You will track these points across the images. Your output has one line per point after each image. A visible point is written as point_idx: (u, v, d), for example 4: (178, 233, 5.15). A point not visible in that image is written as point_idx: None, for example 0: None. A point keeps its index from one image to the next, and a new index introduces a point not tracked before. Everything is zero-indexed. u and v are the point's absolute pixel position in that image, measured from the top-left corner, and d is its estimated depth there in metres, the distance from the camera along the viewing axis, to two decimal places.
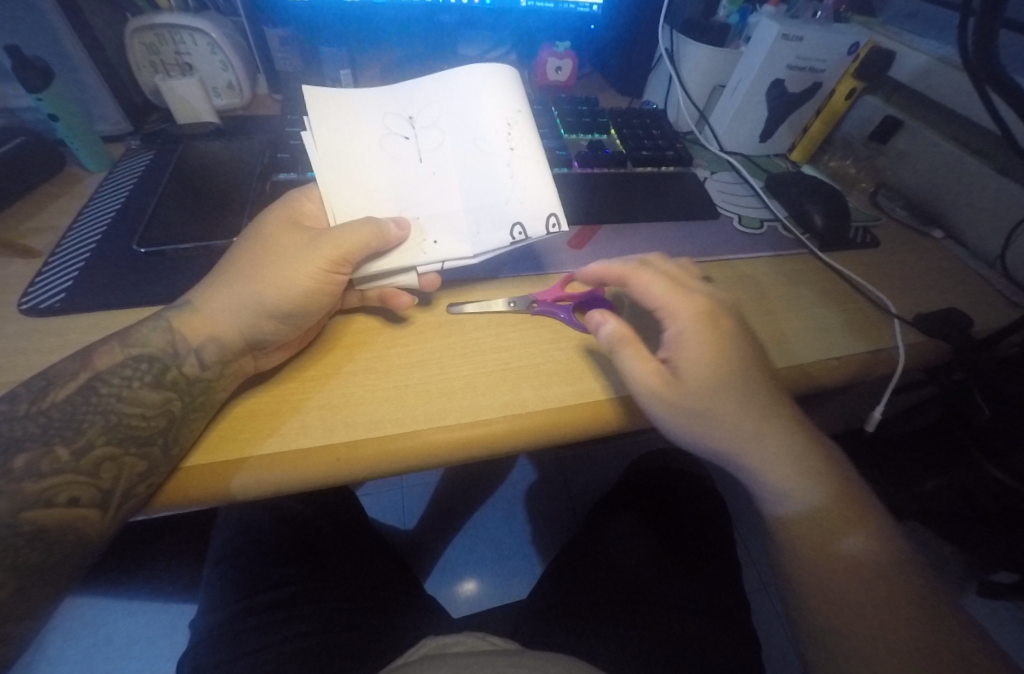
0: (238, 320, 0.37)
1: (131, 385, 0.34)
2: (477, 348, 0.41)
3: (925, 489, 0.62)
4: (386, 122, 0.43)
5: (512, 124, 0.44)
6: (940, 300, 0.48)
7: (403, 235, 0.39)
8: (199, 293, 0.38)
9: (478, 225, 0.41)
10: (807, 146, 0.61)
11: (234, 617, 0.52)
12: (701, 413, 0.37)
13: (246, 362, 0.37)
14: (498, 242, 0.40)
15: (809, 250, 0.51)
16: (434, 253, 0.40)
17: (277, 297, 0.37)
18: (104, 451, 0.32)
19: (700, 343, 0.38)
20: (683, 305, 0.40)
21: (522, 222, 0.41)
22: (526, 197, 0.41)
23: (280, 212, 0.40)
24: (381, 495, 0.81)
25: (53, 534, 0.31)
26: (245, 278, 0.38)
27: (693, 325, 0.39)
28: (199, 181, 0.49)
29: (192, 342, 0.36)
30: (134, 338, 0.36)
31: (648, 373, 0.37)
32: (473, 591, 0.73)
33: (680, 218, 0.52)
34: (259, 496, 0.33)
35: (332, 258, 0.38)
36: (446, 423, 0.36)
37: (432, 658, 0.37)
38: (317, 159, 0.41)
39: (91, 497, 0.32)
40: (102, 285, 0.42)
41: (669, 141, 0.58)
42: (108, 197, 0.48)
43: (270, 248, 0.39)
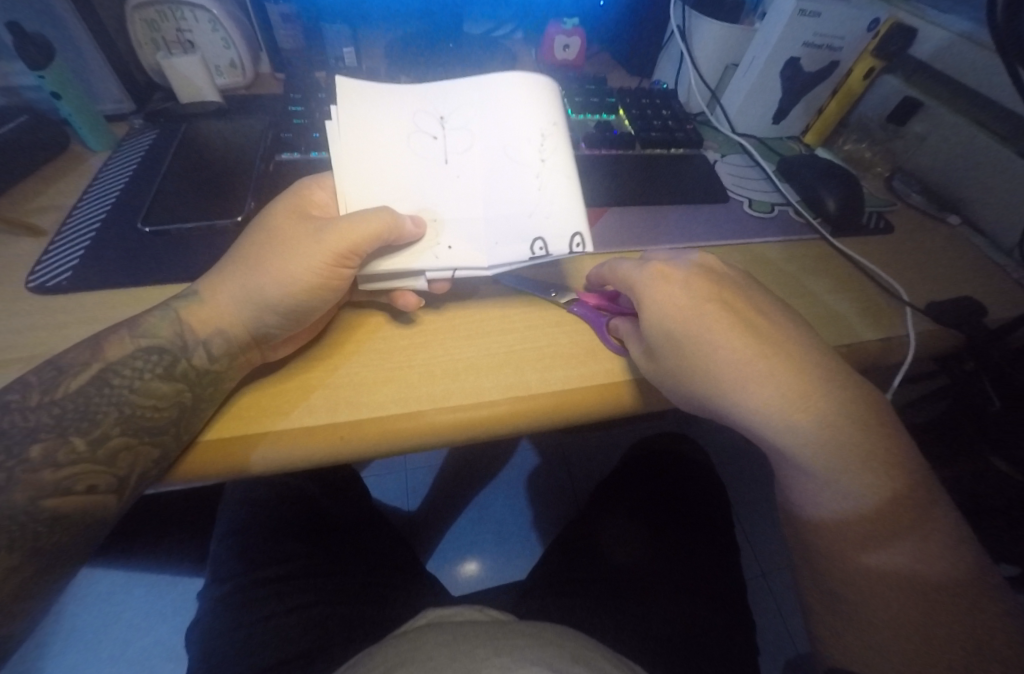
0: (243, 313, 0.36)
1: (143, 375, 0.35)
2: (480, 330, 0.41)
3: None
4: (417, 119, 0.41)
5: (546, 135, 0.41)
6: (954, 287, 0.47)
7: (419, 236, 0.38)
8: (206, 284, 0.38)
9: (497, 236, 0.38)
10: (821, 128, 0.59)
11: (241, 588, 0.53)
12: (681, 371, 0.36)
13: (254, 354, 0.37)
14: (516, 256, 0.38)
15: (821, 235, 0.50)
16: (446, 258, 0.38)
17: (285, 292, 0.36)
18: (120, 440, 0.33)
19: (670, 305, 0.37)
20: (638, 276, 0.39)
21: (544, 238, 0.38)
22: (553, 211, 0.39)
23: (287, 202, 0.39)
24: (385, 476, 0.82)
25: (71, 518, 0.32)
26: (252, 270, 0.37)
27: (648, 287, 0.38)
28: (204, 161, 0.49)
29: (200, 334, 0.36)
30: (143, 329, 0.36)
31: (637, 354, 0.38)
32: (475, 572, 0.74)
33: (689, 201, 0.52)
34: (277, 470, 0.34)
35: (342, 251, 0.36)
36: (449, 404, 0.36)
37: (431, 627, 0.39)
38: (339, 148, 0.39)
39: (108, 484, 0.33)
40: (108, 263, 0.42)
41: (679, 122, 0.57)
42: (113, 176, 0.48)
43: (277, 239, 0.37)
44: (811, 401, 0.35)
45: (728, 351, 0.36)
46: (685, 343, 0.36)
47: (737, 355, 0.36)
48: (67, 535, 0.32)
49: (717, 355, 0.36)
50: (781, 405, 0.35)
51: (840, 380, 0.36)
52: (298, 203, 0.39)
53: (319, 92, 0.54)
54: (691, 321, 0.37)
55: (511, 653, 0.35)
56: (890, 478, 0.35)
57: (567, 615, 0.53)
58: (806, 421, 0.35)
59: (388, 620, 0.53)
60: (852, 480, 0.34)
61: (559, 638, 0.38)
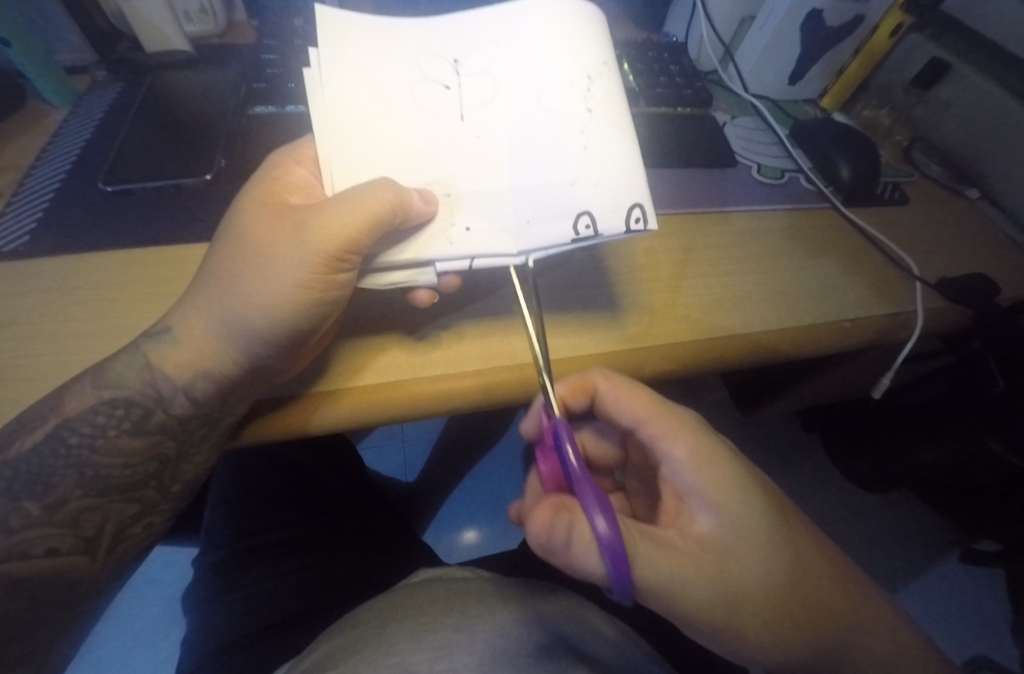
0: (225, 339, 0.33)
1: (106, 433, 0.32)
2: (481, 310, 0.39)
3: (921, 459, 0.64)
4: (426, 65, 0.37)
5: (594, 79, 0.36)
6: (969, 265, 0.46)
7: (429, 213, 0.33)
8: (178, 317, 0.34)
9: (530, 213, 0.34)
10: (840, 91, 0.56)
11: (235, 554, 0.54)
12: (720, 584, 0.31)
13: (257, 383, 0.34)
14: (557, 237, 0.33)
15: (832, 204, 0.48)
16: (463, 244, 0.33)
17: (281, 297, 0.32)
18: (83, 503, 0.32)
19: (713, 490, 0.32)
20: (675, 423, 0.34)
21: (591, 212, 0.33)
22: (601, 178, 0.34)
23: (263, 188, 0.35)
24: (382, 445, 0.84)
25: (47, 576, 0.32)
26: (235, 276, 0.33)
27: (693, 446, 0.34)
28: (173, 129, 0.44)
29: (177, 380, 0.33)
30: (107, 378, 0.32)
31: (677, 553, 0.31)
32: (473, 541, 0.76)
33: (698, 165, 0.49)
34: (334, 427, 0.34)
35: (336, 242, 0.31)
36: (430, 372, 0.36)
37: (425, 583, 0.39)
38: (319, 107, 0.35)
39: (72, 545, 0.33)
40: (71, 223, 0.40)
41: (688, 79, 0.53)
42: (79, 126, 0.45)
43: (259, 242, 0.33)
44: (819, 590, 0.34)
45: (768, 549, 0.32)
46: (726, 553, 0.32)
47: (775, 563, 0.32)
48: (60, 593, 0.33)
49: (761, 560, 0.32)
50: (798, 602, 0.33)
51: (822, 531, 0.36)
52: (281, 191, 0.35)
53: (297, 42, 0.50)
54: (740, 516, 0.32)
55: (505, 609, 0.37)
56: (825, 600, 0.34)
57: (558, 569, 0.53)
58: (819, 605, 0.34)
59: (378, 581, 0.53)
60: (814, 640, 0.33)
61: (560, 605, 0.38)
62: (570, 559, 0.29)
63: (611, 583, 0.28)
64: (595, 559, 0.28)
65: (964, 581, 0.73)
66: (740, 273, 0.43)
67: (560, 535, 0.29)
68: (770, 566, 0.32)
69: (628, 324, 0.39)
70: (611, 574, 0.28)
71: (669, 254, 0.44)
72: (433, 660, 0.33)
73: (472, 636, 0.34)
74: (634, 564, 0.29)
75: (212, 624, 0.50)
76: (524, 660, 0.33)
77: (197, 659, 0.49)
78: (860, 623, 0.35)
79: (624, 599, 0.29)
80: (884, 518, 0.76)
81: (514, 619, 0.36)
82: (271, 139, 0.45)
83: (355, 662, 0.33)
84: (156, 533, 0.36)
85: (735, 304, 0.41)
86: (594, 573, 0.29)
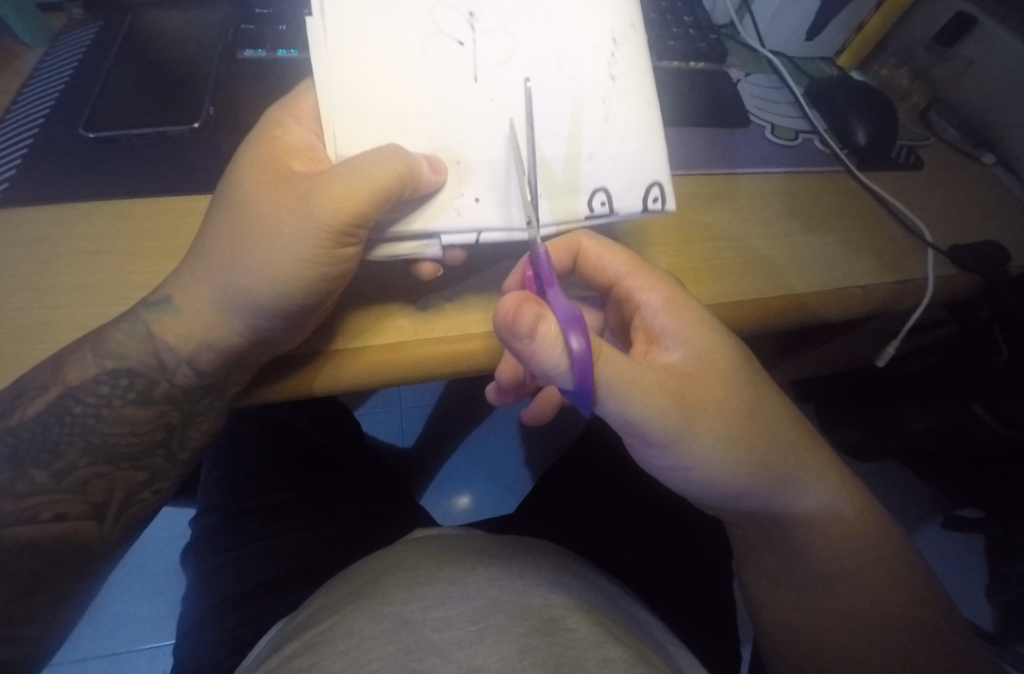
0: (227, 314, 0.31)
1: (111, 402, 0.31)
2: (489, 278, 0.38)
3: (910, 428, 0.65)
4: (436, 16, 0.34)
5: (618, 44, 0.35)
6: (982, 232, 0.45)
7: (437, 182, 0.32)
8: (177, 286, 0.32)
9: (542, 186, 0.34)
10: (856, 49, 0.55)
11: (232, 516, 0.53)
12: (681, 402, 0.30)
13: (261, 354, 0.32)
14: (573, 213, 0.34)
15: (846, 168, 0.47)
16: (469, 217, 0.33)
17: (284, 271, 0.30)
18: (90, 471, 0.31)
19: (685, 325, 0.33)
20: (653, 272, 0.34)
21: (607, 189, 0.34)
22: (619, 155, 0.35)
23: (262, 152, 0.32)
24: (380, 412, 0.84)
25: (57, 541, 0.32)
26: (236, 248, 0.30)
27: (670, 293, 0.34)
28: (159, 74, 0.41)
29: (181, 351, 0.32)
30: (109, 348, 0.31)
31: (650, 377, 0.30)
32: (467, 505, 0.77)
33: (712, 125, 0.47)
34: (339, 389, 0.33)
35: (340, 217, 0.29)
36: (434, 335, 0.35)
37: (424, 539, 0.39)
38: (320, 63, 0.32)
39: (81, 510, 0.32)
40: (52, 172, 0.37)
41: (703, 31, 0.51)
42: (53, 73, 0.42)
43: (260, 212, 0.30)
44: (795, 471, 0.35)
45: (732, 377, 0.33)
46: (695, 383, 0.31)
47: (737, 393, 0.33)
48: (71, 558, 0.33)
49: (722, 386, 0.32)
50: (759, 452, 0.33)
51: (833, 491, 0.37)
52: (283, 156, 0.32)
53: None
54: (709, 348, 0.33)
55: (502, 565, 0.35)
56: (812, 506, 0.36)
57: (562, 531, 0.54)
58: (799, 467, 0.35)
59: (377, 540, 0.53)
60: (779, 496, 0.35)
61: (568, 565, 0.38)
62: (530, 351, 0.27)
63: (572, 383, 0.27)
64: (559, 354, 0.27)
65: (946, 542, 0.75)
66: (751, 237, 0.42)
67: (529, 321, 0.26)
68: (733, 399, 0.32)
69: None
70: (575, 368, 0.26)
71: (686, 218, 0.42)
72: (429, 607, 0.31)
73: (466, 587, 0.32)
74: (599, 364, 0.27)
75: (212, 578, 0.50)
76: (522, 596, 0.32)
77: (200, 613, 0.49)
78: (851, 557, 0.37)
79: (579, 404, 0.28)
80: (873, 484, 0.79)
81: (506, 563, 0.35)
82: (264, 85, 0.42)
83: (349, 614, 0.31)
84: (166, 497, 0.35)
85: (747, 269, 0.40)
86: (555, 371, 0.27)
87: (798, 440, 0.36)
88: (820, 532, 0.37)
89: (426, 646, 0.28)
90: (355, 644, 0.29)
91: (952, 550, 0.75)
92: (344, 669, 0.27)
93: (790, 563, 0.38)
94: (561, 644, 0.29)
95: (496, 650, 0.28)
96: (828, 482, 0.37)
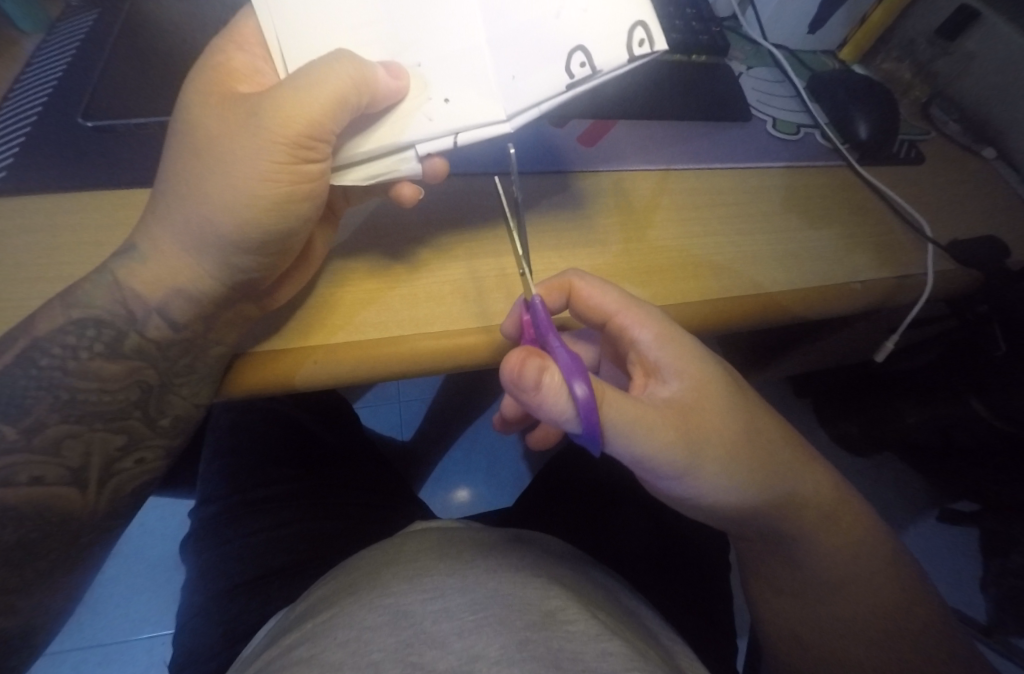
0: (196, 255, 0.31)
1: (78, 355, 0.31)
2: (483, 265, 0.38)
3: (907, 422, 0.66)
4: None
5: None
6: (981, 225, 0.45)
7: (400, 90, 0.30)
8: (143, 235, 0.32)
9: (514, 68, 0.30)
10: (859, 42, 0.54)
11: (231, 508, 0.53)
12: (685, 436, 0.31)
13: (246, 304, 0.33)
14: (552, 85, 0.30)
15: (847, 162, 0.47)
16: (445, 116, 0.30)
17: (247, 194, 0.30)
18: (61, 429, 0.31)
19: (680, 357, 0.32)
20: (643, 306, 0.33)
21: (586, 47, 0.31)
22: (591, 7, 0.31)
23: (208, 79, 0.32)
24: (379, 406, 0.84)
25: (37, 508, 0.31)
26: (194, 179, 0.30)
27: (662, 328, 0.33)
28: (155, 61, 0.41)
29: (150, 301, 0.31)
30: (76, 297, 0.31)
31: (652, 416, 0.30)
32: (467, 499, 0.78)
33: (712, 118, 0.47)
34: (330, 383, 0.33)
35: (297, 132, 0.29)
36: (433, 330, 0.35)
37: (420, 532, 0.39)
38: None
39: (59, 474, 0.31)
40: (49, 158, 0.37)
41: (705, 23, 0.50)
42: (50, 60, 0.42)
43: (212, 138, 0.30)
44: (795, 477, 0.36)
45: (726, 404, 0.33)
46: (695, 416, 0.32)
47: (735, 419, 0.33)
48: (53, 530, 0.32)
49: (720, 415, 0.32)
50: (758, 474, 0.34)
51: (826, 487, 0.38)
52: (229, 80, 0.32)
53: None
54: (702, 377, 0.33)
55: (500, 559, 0.35)
56: (811, 502, 0.36)
57: (557, 526, 0.54)
58: (795, 471, 0.36)
59: (377, 530, 0.54)
60: (784, 499, 0.35)
61: (567, 559, 0.39)
62: (537, 401, 0.27)
63: (579, 428, 0.27)
64: (564, 401, 0.26)
65: (942, 539, 0.76)
66: (752, 234, 0.42)
67: (533, 372, 0.26)
68: (732, 426, 0.33)
69: (645, 281, 0.39)
70: (581, 415, 0.26)
71: (689, 212, 0.42)
72: (428, 599, 0.31)
73: (465, 580, 0.32)
74: (602, 407, 0.28)
75: (212, 570, 0.50)
76: (520, 590, 0.32)
77: (204, 598, 0.49)
78: (844, 552, 0.37)
79: (589, 448, 0.27)
80: (868, 479, 0.79)
81: (504, 557, 0.35)
82: None
83: (349, 604, 0.32)
84: (153, 469, 0.35)
85: (747, 264, 0.40)
86: (561, 418, 0.27)
87: (792, 454, 0.36)
88: (818, 528, 0.37)
89: (426, 639, 0.28)
90: (354, 635, 0.29)
91: (946, 547, 0.75)
92: (343, 660, 0.28)
93: (791, 557, 0.38)
94: (560, 637, 0.29)
95: (496, 639, 0.28)
96: (821, 475, 0.38)
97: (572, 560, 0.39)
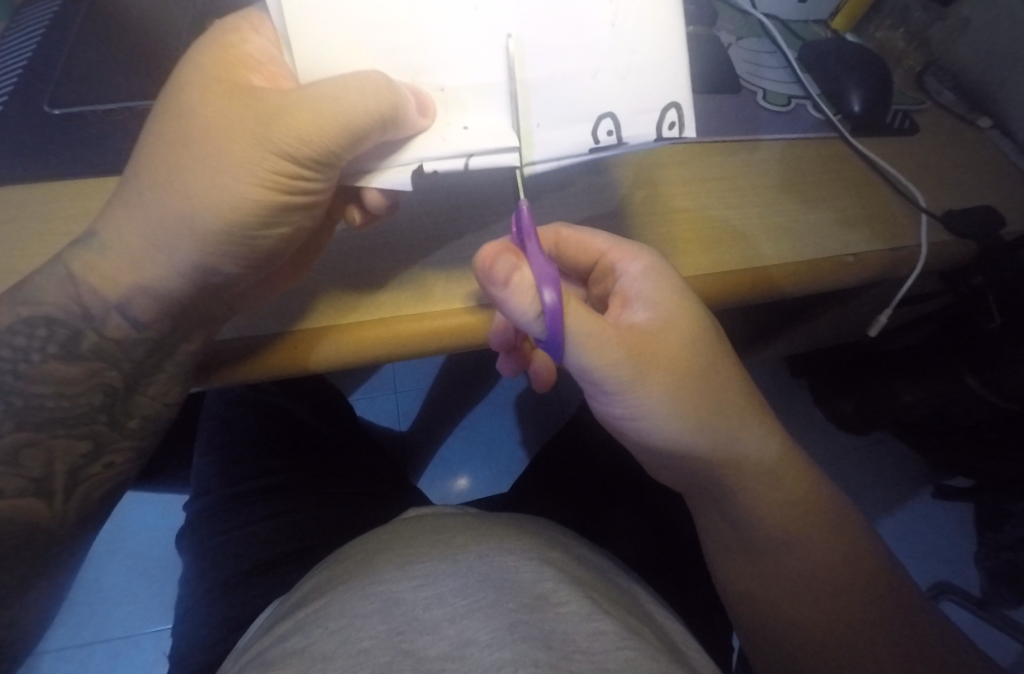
0: (169, 251, 0.29)
1: (30, 357, 0.29)
2: (469, 247, 0.37)
3: (903, 399, 0.66)
4: None
5: None
6: (975, 195, 0.45)
7: (423, 127, 0.29)
8: (106, 221, 0.30)
9: (548, 110, 0.30)
10: (852, 10, 0.53)
11: (227, 497, 0.53)
12: (641, 362, 0.32)
13: (214, 299, 0.32)
14: (574, 145, 0.30)
15: (840, 134, 0.46)
16: (460, 142, 0.29)
17: (241, 202, 0.28)
18: (17, 438, 0.30)
19: (662, 291, 0.33)
20: (640, 244, 0.35)
21: (616, 115, 0.30)
22: (630, 67, 0.30)
23: (214, 60, 0.29)
24: (374, 394, 0.82)
25: (1, 517, 0.31)
26: (175, 170, 0.28)
27: (654, 264, 0.34)
28: (123, 45, 0.39)
29: (110, 298, 0.29)
30: (25, 294, 0.29)
31: (610, 338, 0.30)
32: (466, 487, 0.77)
33: (703, 92, 0.46)
34: (340, 364, 0.33)
35: (306, 148, 0.27)
36: (416, 312, 0.34)
37: (417, 518, 0.38)
38: None
39: (19, 486, 0.31)
40: (13, 150, 0.36)
41: None
42: (16, 47, 0.40)
43: (208, 131, 0.27)
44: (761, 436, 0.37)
45: (704, 343, 0.34)
46: (662, 345, 0.33)
47: (711, 363, 0.35)
48: (19, 537, 0.32)
49: (682, 348, 0.33)
50: (723, 429, 0.35)
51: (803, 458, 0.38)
52: (237, 65, 0.29)
53: None
54: (687, 315, 0.33)
55: (493, 542, 0.34)
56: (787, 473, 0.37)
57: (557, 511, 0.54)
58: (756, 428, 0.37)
59: (376, 516, 0.54)
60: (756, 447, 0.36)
61: (562, 543, 0.38)
62: (502, 297, 0.27)
63: (541, 330, 0.28)
64: (529, 304, 0.27)
65: (938, 515, 0.76)
66: (743, 209, 0.41)
67: (504, 269, 0.26)
68: (705, 368, 0.34)
69: None
70: (545, 318, 0.27)
71: (680, 186, 0.41)
72: (420, 586, 0.30)
73: (458, 565, 0.32)
74: (569, 314, 0.28)
75: (205, 563, 0.50)
76: (512, 573, 0.31)
77: (200, 591, 0.49)
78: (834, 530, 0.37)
79: (549, 350, 0.28)
80: (866, 458, 0.79)
81: (496, 540, 0.35)
82: None
83: (343, 590, 0.32)
84: (120, 473, 0.34)
85: (737, 239, 0.39)
86: (522, 317, 0.27)
87: (760, 420, 0.37)
88: (804, 502, 0.37)
89: (417, 626, 0.28)
90: (345, 624, 0.28)
91: (943, 522, 0.76)
92: (335, 650, 0.27)
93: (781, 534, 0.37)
94: (551, 618, 0.28)
95: (487, 622, 0.28)
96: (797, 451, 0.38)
97: (567, 543, 0.39)
